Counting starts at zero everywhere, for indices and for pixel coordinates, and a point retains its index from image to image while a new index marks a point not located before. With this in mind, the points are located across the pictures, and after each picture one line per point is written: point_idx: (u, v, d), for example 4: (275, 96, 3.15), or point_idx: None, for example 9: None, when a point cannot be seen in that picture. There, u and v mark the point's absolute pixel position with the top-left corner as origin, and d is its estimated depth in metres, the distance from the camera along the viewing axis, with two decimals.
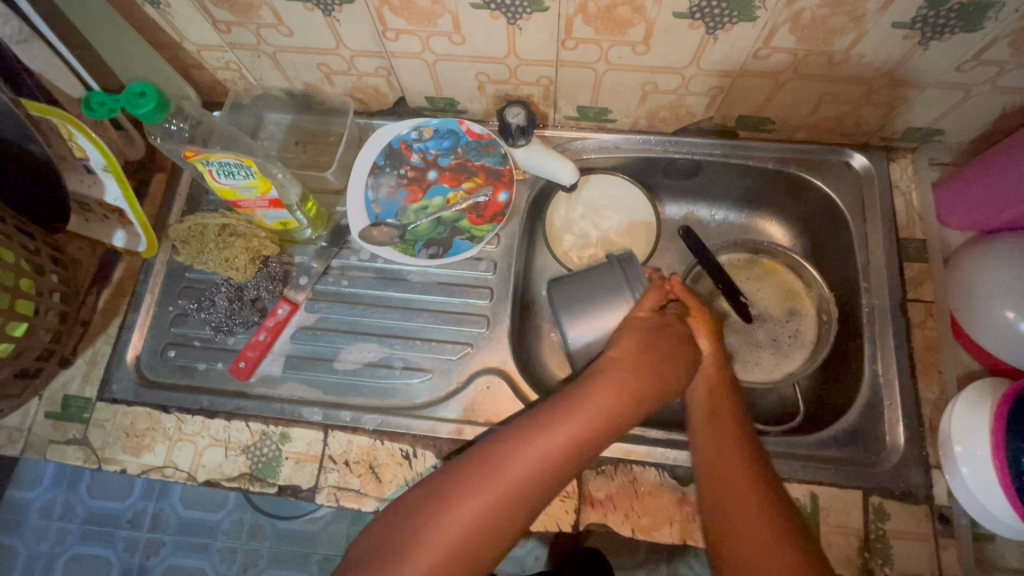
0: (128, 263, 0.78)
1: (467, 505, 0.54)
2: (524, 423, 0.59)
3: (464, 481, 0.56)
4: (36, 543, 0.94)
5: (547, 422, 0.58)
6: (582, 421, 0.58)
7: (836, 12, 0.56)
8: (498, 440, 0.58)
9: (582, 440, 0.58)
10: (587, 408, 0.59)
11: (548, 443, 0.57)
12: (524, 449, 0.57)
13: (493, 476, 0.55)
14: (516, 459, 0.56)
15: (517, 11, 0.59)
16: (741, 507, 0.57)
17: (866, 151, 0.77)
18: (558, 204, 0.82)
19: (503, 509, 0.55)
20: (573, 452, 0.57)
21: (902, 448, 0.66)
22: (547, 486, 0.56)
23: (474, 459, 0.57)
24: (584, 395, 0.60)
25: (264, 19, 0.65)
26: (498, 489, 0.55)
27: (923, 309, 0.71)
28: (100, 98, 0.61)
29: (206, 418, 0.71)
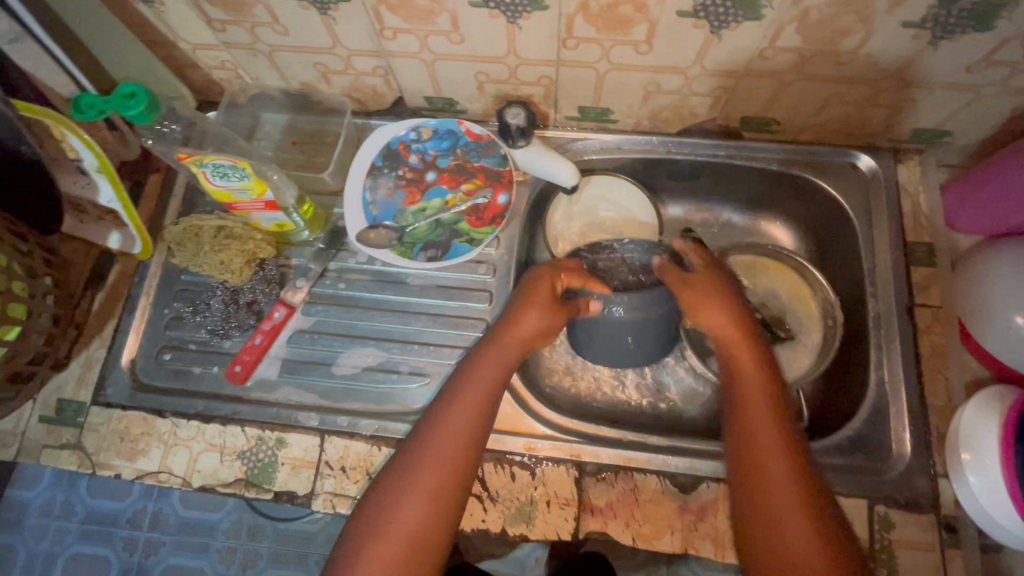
0: (123, 265, 0.77)
1: (410, 500, 0.56)
2: (438, 402, 0.61)
3: (401, 478, 0.57)
4: (36, 542, 0.90)
5: (456, 399, 0.61)
6: (484, 385, 0.61)
7: (844, 12, 0.55)
8: (418, 429, 0.60)
9: (487, 403, 0.61)
10: (483, 372, 0.62)
11: (462, 415, 0.60)
12: (441, 428, 0.59)
13: (422, 465, 0.57)
14: (438, 439, 0.58)
15: (517, 10, 0.58)
16: (774, 489, 0.54)
17: (872, 153, 0.76)
18: (558, 205, 0.79)
19: (441, 491, 0.57)
20: (487, 412, 0.61)
21: (909, 456, 0.65)
22: (473, 453, 0.59)
23: (401, 456, 0.59)
24: (478, 361, 0.63)
25: (260, 17, 0.64)
26: (429, 476, 0.57)
27: (930, 314, 0.70)
28: (89, 100, 0.60)
29: (201, 423, 0.70)
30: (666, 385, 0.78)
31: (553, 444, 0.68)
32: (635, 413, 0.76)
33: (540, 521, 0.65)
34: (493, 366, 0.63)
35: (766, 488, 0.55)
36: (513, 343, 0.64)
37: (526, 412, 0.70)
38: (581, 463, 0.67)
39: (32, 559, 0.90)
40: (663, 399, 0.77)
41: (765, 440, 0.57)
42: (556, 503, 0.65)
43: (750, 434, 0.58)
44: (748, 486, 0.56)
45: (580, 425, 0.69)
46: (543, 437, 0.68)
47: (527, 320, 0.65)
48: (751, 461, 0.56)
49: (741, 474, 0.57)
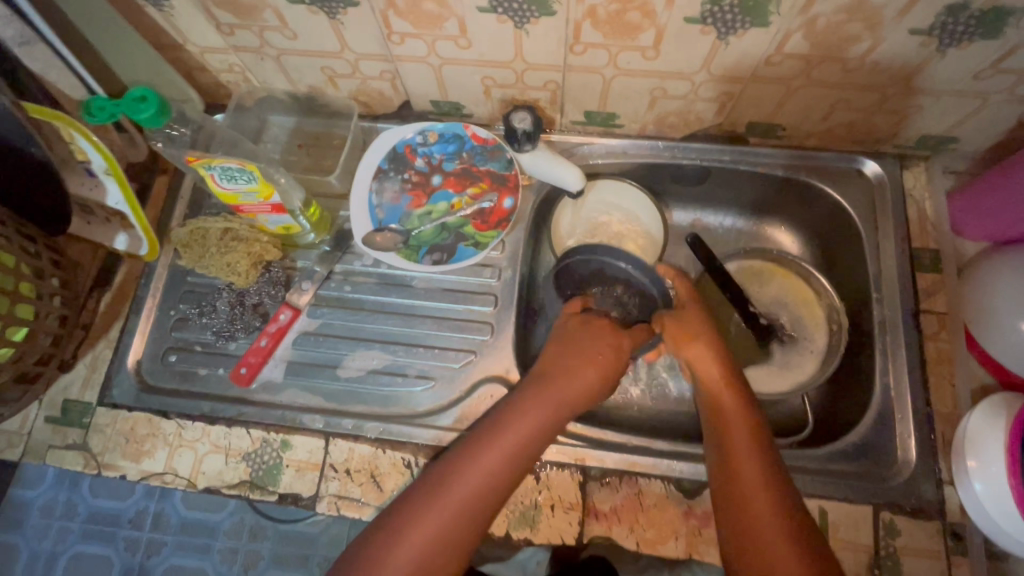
0: (130, 267, 0.77)
1: (412, 539, 0.53)
2: (463, 444, 0.59)
3: (409, 515, 0.55)
4: (39, 542, 0.89)
5: (482, 443, 0.58)
6: (517, 435, 0.59)
7: (851, 19, 0.55)
8: (441, 466, 0.58)
9: (519, 454, 0.58)
10: (521, 422, 0.59)
11: (491, 461, 0.57)
12: (466, 471, 0.56)
13: (435, 506, 0.55)
14: (460, 482, 0.56)
15: (525, 15, 0.58)
16: (758, 525, 0.54)
17: (878, 159, 0.76)
18: (563, 210, 0.80)
19: (449, 536, 0.54)
20: (509, 464, 0.58)
21: (914, 463, 0.65)
22: (490, 502, 0.56)
23: (417, 490, 0.56)
24: (520, 404, 0.61)
25: (268, 21, 0.64)
26: (439, 517, 0.54)
27: (936, 321, 0.69)
28: (101, 103, 0.60)
29: (206, 424, 0.70)
30: (670, 390, 0.78)
31: (558, 449, 0.67)
32: (639, 417, 0.76)
33: (544, 525, 0.65)
34: (529, 416, 0.60)
35: (748, 522, 0.54)
36: (553, 394, 0.61)
37: None
38: (586, 467, 0.66)
39: (34, 559, 0.88)
40: (668, 404, 0.77)
41: (745, 474, 0.57)
42: (560, 507, 0.65)
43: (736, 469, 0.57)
44: (736, 521, 0.55)
45: (584, 429, 0.69)
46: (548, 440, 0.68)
47: (578, 370, 0.63)
48: (734, 491, 0.56)
49: (728, 506, 0.56)
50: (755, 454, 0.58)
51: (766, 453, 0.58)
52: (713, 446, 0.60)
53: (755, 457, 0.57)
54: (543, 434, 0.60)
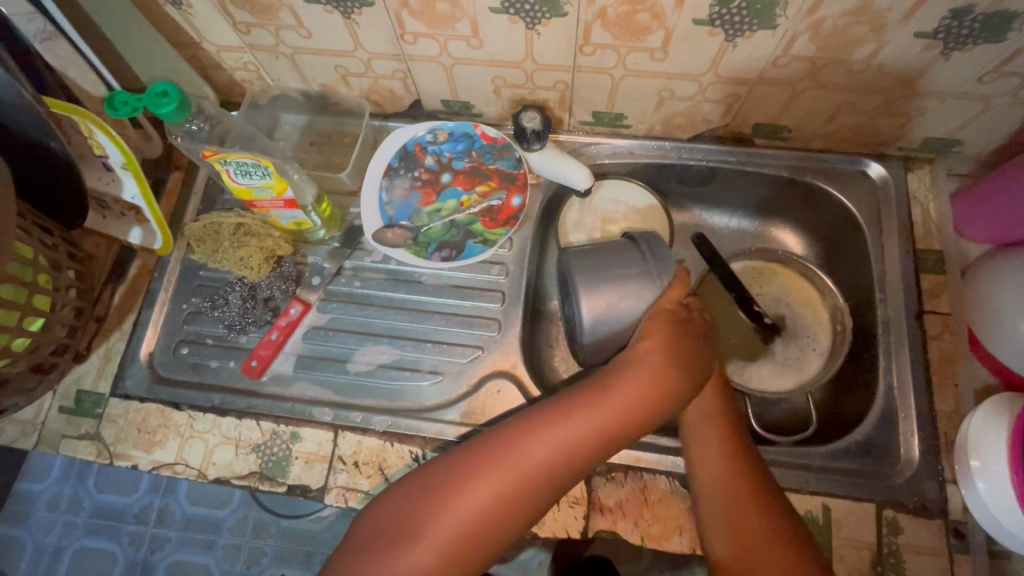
0: (143, 261, 0.79)
1: (461, 502, 0.56)
2: (526, 428, 0.59)
3: (462, 482, 0.56)
4: (43, 535, 0.91)
5: (547, 430, 0.58)
6: (592, 423, 0.58)
7: (857, 22, 0.56)
8: (502, 435, 0.59)
9: (589, 442, 0.58)
10: (597, 410, 0.59)
11: (558, 442, 0.57)
12: (530, 446, 0.57)
13: (493, 472, 0.56)
14: (522, 457, 0.57)
15: (536, 16, 0.59)
16: (740, 522, 0.58)
17: (883, 161, 0.76)
18: (571, 208, 0.81)
19: (500, 506, 0.56)
20: (574, 454, 0.58)
21: (917, 462, 0.65)
22: (552, 483, 0.57)
23: (467, 459, 0.58)
24: (596, 397, 0.60)
25: (284, 20, 0.65)
26: (493, 484, 0.56)
27: (940, 321, 0.70)
28: (123, 97, 0.61)
29: (217, 416, 0.71)
30: None
31: None
32: None
33: (550, 518, 0.65)
34: (608, 405, 0.60)
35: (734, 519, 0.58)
36: (637, 387, 0.60)
37: None
38: None
39: (39, 552, 0.91)
40: None
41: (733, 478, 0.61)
42: (566, 501, 0.66)
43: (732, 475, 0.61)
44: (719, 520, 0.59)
45: None
46: None
47: (657, 361, 0.62)
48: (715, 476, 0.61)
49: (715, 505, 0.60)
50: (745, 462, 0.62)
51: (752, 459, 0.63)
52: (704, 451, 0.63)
53: (739, 463, 0.62)
54: (622, 427, 0.59)
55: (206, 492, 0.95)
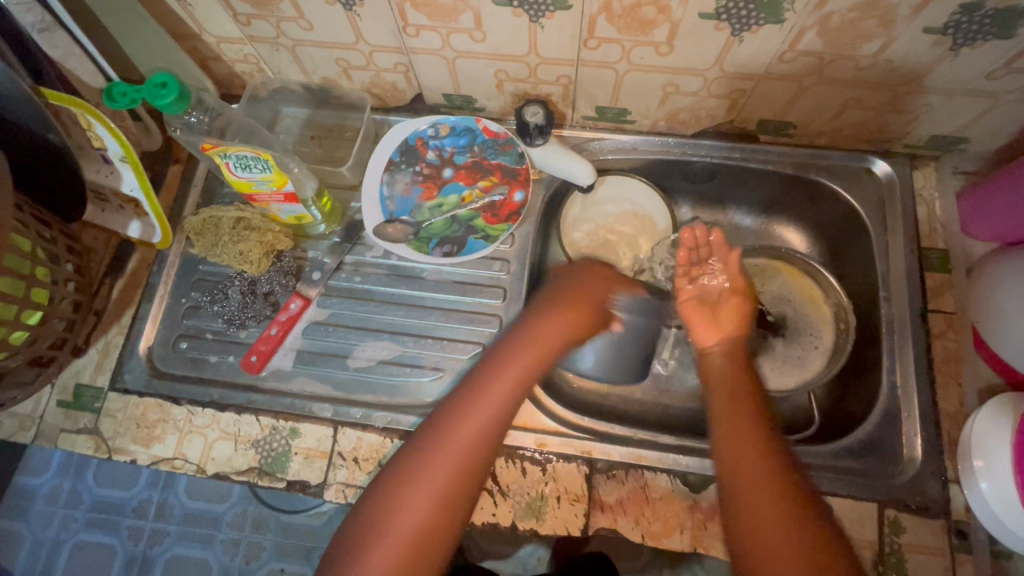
0: (143, 254, 0.78)
1: (413, 499, 0.57)
2: (456, 399, 0.62)
3: (408, 477, 0.58)
4: (42, 529, 0.91)
5: (475, 397, 0.61)
6: (499, 391, 0.61)
7: (865, 17, 0.55)
8: (427, 426, 0.61)
9: (502, 409, 0.61)
10: (499, 380, 0.62)
11: (478, 416, 0.60)
12: (455, 427, 0.59)
13: (431, 461, 0.58)
14: (451, 439, 0.59)
15: (540, 9, 0.59)
16: (757, 487, 0.55)
17: (888, 159, 0.76)
18: (573, 204, 0.80)
19: (448, 490, 0.57)
20: (505, 413, 0.61)
21: (920, 461, 0.65)
22: (491, 445, 0.60)
23: (414, 445, 0.60)
24: (511, 356, 0.64)
25: (285, 12, 0.64)
26: (435, 473, 0.57)
27: (943, 319, 0.70)
28: (122, 88, 0.60)
29: (216, 411, 0.71)
30: (676, 386, 0.78)
31: (563, 441, 0.68)
32: (645, 412, 0.77)
33: (550, 516, 0.65)
34: (506, 374, 0.62)
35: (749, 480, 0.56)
36: (528, 352, 0.64)
37: (538, 407, 0.70)
38: (592, 460, 0.67)
39: (37, 545, 0.91)
40: (673, 398, 0.78)
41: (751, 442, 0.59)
42: (566, 499, 0.66)
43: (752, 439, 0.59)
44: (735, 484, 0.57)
45: (589, 421, 0.69)
46: (552, 432, 0.69)
47: (556, 322, 0.66)
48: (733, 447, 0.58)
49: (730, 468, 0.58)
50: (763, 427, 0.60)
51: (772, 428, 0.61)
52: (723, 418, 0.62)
53: (758, 435, 0.59)
54: (523, 387, 0.62)
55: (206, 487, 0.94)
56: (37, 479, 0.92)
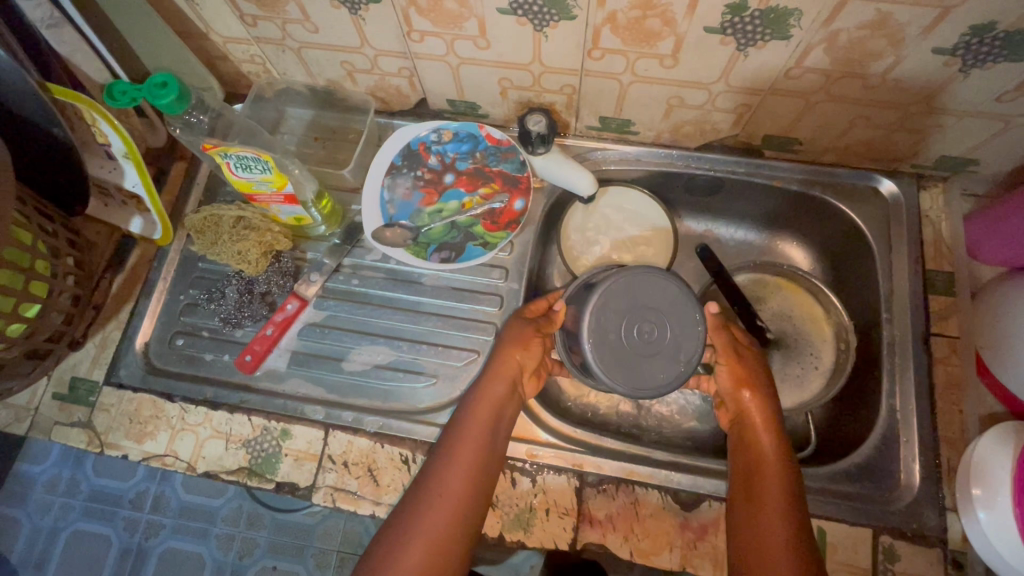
0: (143, 250, 0.79)
1: (411, 553, 0.53)
2: (445, 439, 0.60)
3: (403, 529, 0.55)
4: (41, 517, 0.92)
5: (459, 435, 0.60)
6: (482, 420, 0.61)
7: (874, 35, 0.54)
8: (422, 472, 0.59)
9: (488, 438, 0.60)
10: (480, 410, 0.62)
11: (469, 454, 0.59)
12: (449, 467, 0.58)
13: (427, 507, 0.56)
14: (446, 479, 0.57)
15: (544, 18, 0.58)
16: (771, 534, 0.55)
17: (895, 178, 0.75)
18: (574, 213, 0.81)
19: (446, 536, 0.55)
20: (491, 441, 0.60)
21: (917, 488, 0.64)
22: (482, 479, 0.58)
23: (412, 493, 0.58)
24: (487, 387, 0.63)
25: (291, 15, 0.65)
26: (433, 519, 0.55)
27: (946, 344, 0.69)
28: (122, 87, 0.60)
29: (209, 410, 0.71)
30: (672, 401, 0.77)
31: (555, 453, 0.67)
32: (640, 427, 0.76)
33: (538, 528, 0.64)
34: (486, 404, 0.62)
35: (753, 531, 0.56)
36: (506, 381, 0.64)
37: (532, 420, 0.69)
38: (583, 473, 0.66)
39: (38, 532, 0.93)
40: (671, 414, 0.77)
41: (769, 508, 0.56)
42: (555, 512, 0.65)
43: (763, 501, 0.57)
44: (749, 540, 0.56)
45: (583, 434, 0.69)
46: (545, 443, 0.68)
47: (514, 347, 0.65)
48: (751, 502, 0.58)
49: (743, 522, 0.57)
50: (778, 475, 0.58)
51: (795, 481, 0.58)
52: (738, 485, 0.60)
53: (775, 483, 0.58)
54: (503, 411, 0.63)
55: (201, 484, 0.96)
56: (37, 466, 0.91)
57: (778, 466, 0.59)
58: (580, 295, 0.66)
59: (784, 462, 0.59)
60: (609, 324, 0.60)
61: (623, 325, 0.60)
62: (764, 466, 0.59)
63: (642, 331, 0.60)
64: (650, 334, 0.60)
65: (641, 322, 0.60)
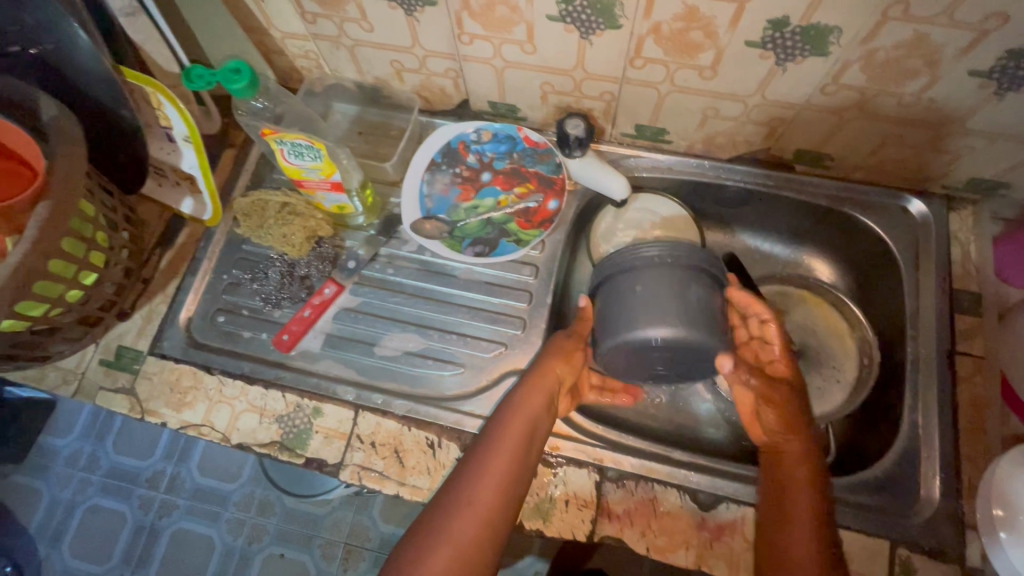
0: (192, 229, 0.83)
1: (437, 557, 0.55)
2: (478, 446, 0.63)
3: (432, 532, 0.57)
4: (59, 490, 1.24)
5: (492, 444, 0.62)
6: (518, 433, 0.62)
7: (911, 55, 0.56)
8: (454, 477, 0.61)
9: (523, 450, 0.62)
10: (516, 423, 0.64)
11: (501, 463, 0.60)
12: (481, 475, 0.60)
13: (459, 514, 0.57)
14: (478, 484, 0.59)
15: (591, 26, 0.61)
16: (799, 542, 0.59)
17: (925, 198, 0.76)
18: (604, 216, 0.82)
19: (475, 543, 0.56)
20: (526, 452, 0.62)
21: (937, 503, 0.64)
22: (515, 487, 0.60)
23: (442, 496, 0.60)
24: (523, 401, 0.65)
25: (350, 13, 0.69)
26: (464, 524, 0.57)
27: (971, 363, 0.69)
28: (199, 71, 0.64)
29: (246, 384, 0.73)
30: (690, 406, 0.80)
31: (575, 446, 0.69)
32: (655, 427, 0.79)
33: (557, 518, 0.65)
34: (522, 416, 0.64)
35: (782, 537, 0.60)
36: (543, 394, 0.66)
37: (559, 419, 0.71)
38: (603, 468, 0.68)
39: (54, 503, 1.23)
40: (689, 418, 0.79)
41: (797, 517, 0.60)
42: (574, 503, 0.66)
43: (790, 514, 0.61)
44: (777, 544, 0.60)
45: (605, 431, 0.71)
46: (566, 436, 0.70)
47: (551, 365, 0.68)
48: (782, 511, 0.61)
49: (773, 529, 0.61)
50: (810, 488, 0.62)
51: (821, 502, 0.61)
52: (769, 495, 0.64)
53: (806, 496, 0.61)
54: (540, 425, 0.65)
55: (216, 469, 1.24)
56: (59, 441, 1.26)
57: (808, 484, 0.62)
58: (614, 303, 0.66)
59: (816, 485, 0.62)
60: (622, 353, 0.66)
61: (638, 356, 0.66)
62: (796, 485, 0.62)
63: (656, 360, 0.66)
64: (662, 362, 0.66)
65: (659, 356, 0.65)
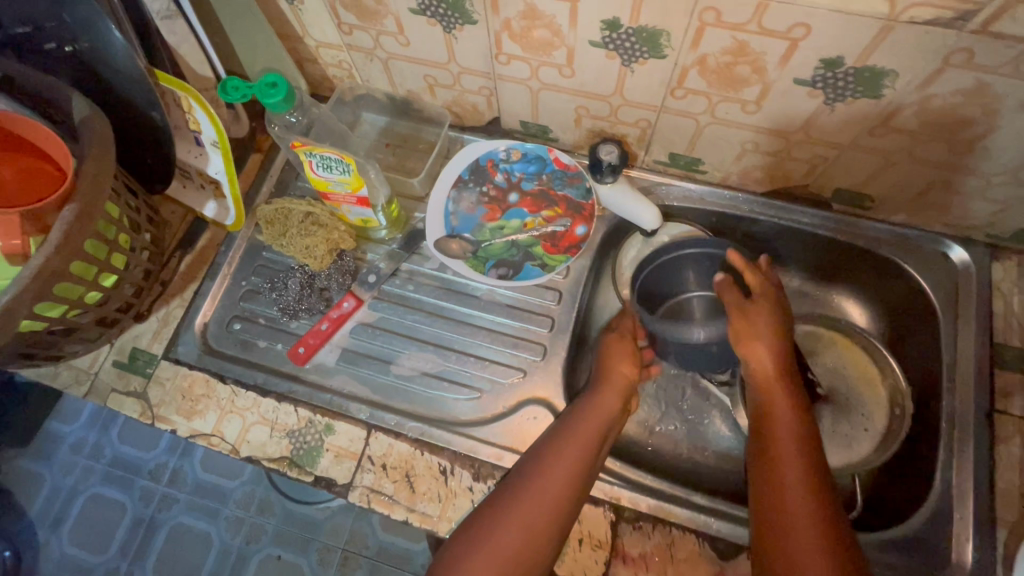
0: (214, 233, 0.82)
1: (506, 533, 0.55)
2: (548, 435, 0.63)
3: (499, 513, 0.57)
4: (61, 477, 1.23)
5: (563, 432, 0.62)
6: (591, 429, 0.63)
7: (969, 103, 0.54)
8: (522, 463, 0.61)
9: (597, 445, 0.63)
10: (589, 420, 0.64)
11: (570, 451, 0.61)
12: (551, 461, 0.60)
13: (524, 495, 0.58)
14: (547, 469, 0.59)
15: (634, 54, 0.60)
16: (787, 513, 0.53)
17: (968, 246, 0.73)
18: (632, 243, 0.81)
19: (543, 529, 0.56)
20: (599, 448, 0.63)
21: (969, 569, 0.61)
22: (588, 477, 0.60)
23: (510, 479, 0.60)
24: (594, 399, 0.66)
25: (387, 27, 0.67)
26: (533, 508, 0.57)
27: (1012, 424, 0.65)
28: (236, 83, 0.64)
29: (258, 396, 0.72)
30: (709, 444, 0.78)
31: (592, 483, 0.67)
32: (674, 465, 0.77)
33: (568, 557, 0.63)
34: (595, 415, 0.64)
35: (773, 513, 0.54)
36: (617, 397, 0.67)
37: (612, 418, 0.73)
38: (620, 507, 0.65)
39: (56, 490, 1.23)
40: (707, 457, 0.77)
41: (784, 488, 0.54)
42: (588, 543, 0.63)
43: (779, 484, 0.55)
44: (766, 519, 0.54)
45: (623, 469, 0.69)
46: None
47: (621, 367, 0.70)
48: (769, 482, 0.56)
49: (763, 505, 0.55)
50: (795, 454, 0.56)
51: (817, 473, 0.55)
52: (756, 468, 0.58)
53: (794, 465, 0.56)
54: (612, 426, 0.66)
55: (219, 466, 1.23)
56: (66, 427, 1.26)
57: (804, 472, 0.55)
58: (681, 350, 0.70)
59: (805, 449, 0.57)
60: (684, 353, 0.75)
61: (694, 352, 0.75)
62: (784, 458, 0.56)
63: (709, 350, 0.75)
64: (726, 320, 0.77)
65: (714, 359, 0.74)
